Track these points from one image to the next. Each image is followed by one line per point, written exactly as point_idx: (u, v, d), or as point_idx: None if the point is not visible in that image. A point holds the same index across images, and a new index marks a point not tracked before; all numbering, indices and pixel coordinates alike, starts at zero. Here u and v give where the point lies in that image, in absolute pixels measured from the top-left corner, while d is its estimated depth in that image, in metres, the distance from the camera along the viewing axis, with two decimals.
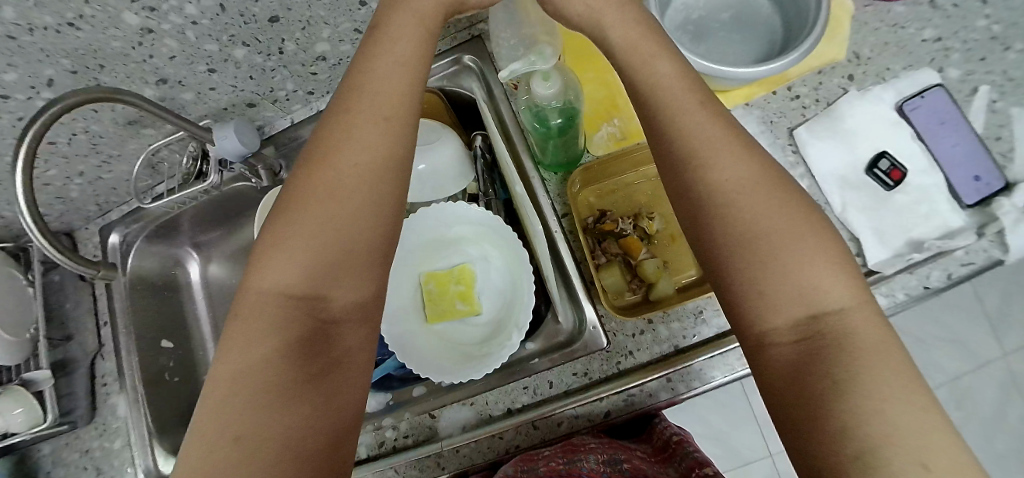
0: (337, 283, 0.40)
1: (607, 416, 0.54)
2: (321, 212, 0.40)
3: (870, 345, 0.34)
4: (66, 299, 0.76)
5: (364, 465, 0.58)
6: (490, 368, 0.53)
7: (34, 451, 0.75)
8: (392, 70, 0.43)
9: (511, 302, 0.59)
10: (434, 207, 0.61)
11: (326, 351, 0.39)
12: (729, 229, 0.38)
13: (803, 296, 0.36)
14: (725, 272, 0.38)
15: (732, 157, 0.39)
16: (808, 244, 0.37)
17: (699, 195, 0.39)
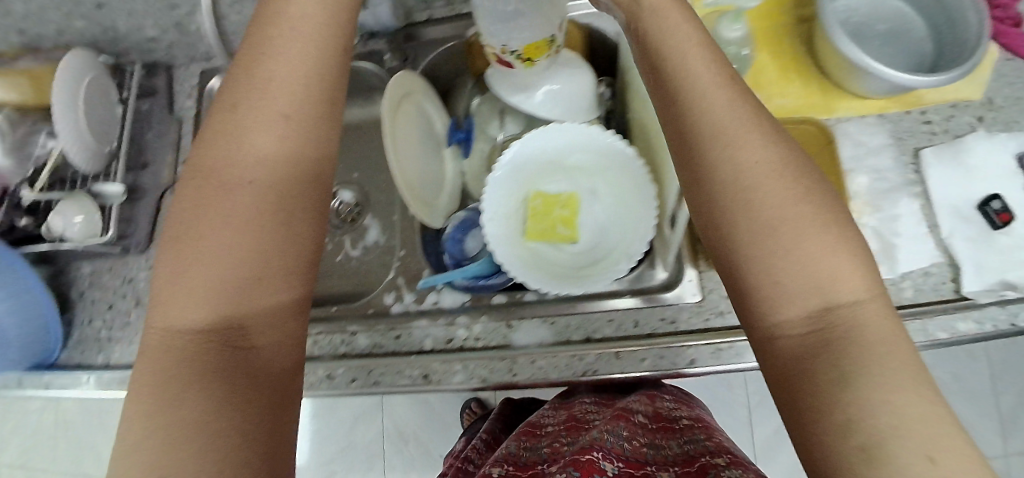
0: (248, 302, 0.34)
1: (692, 363, 0.54)
2: (223, 240, 0.34)
3: (881, 337, 0.30)
4: (149, 130, 0.73)
5: (429, 356, 0.58)
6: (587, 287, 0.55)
7: (74, 268, 0.73)
8: (286, 53, 0.37)
9: (613, 239, 0.60)
10: (554, 126, 0.60)
11: (240, 327, 0.34)
12: (752, 220, 0.33)
13: (820, 288, 0.32)
14: (739, 262, 0.34)
15: (736, 131, 0.34)
16: (828, 235, 0.33)
17: (720, 179, 0.34)
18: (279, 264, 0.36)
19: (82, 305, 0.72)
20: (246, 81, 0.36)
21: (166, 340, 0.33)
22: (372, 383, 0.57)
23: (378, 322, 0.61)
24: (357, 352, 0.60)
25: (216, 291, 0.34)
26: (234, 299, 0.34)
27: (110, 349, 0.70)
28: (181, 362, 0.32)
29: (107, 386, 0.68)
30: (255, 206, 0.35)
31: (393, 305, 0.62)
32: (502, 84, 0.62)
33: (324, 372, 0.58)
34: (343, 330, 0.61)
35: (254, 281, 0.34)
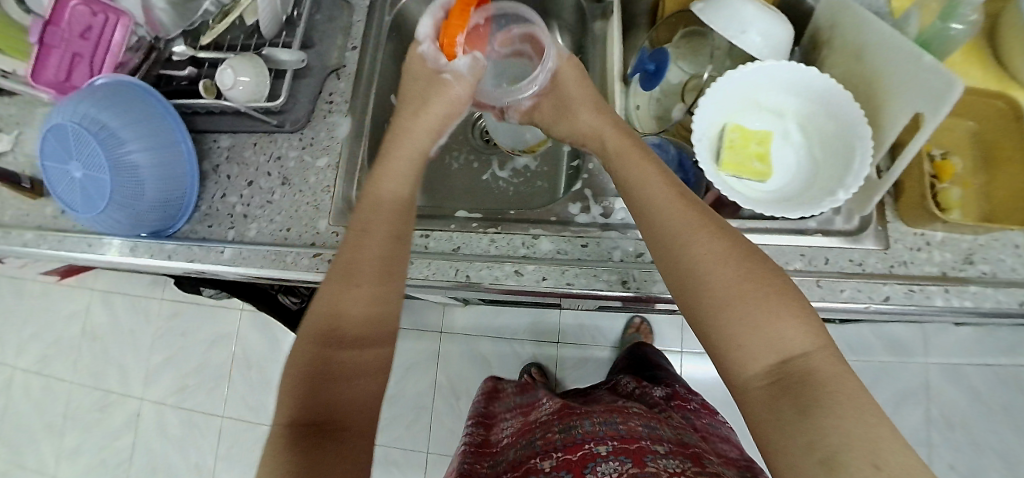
0: (347, 386, 0.43)
1: (886, 299, 0.57)
2: (358, 291, 0.46)
3: (829, 378, 0.39)
4: (320, 10, 0.71)
5: (623, 265, 0.57)
6: (806, 213, 0.56)
7: (211, 141, 0.69)
8: (403, 171, 0.54)
9: (812, 178, 0.61)
10: (756, 64, 0.61)
11: (365, 356, 0.45)
12: (707, 293, 0.44)
13: (774, 346, 0.41)
14: (702, 324, 0.44)
15: (681, 219, 0.48)
16: (773, 303, 0.42)
17: (677, 262, 0.47)
18: (381, 305, 0.47)
19: (215, 180, 0.67)
20: (401, 159, 0.56)
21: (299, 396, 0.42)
22: (564, 284, 0.56)
23: (564, 229, 0.60)
24: (540, 255, 0.59)
25: (350, 342, 0.45)
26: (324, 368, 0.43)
27: (245, 227, 0.65)
28: (306, 396, 0.42)
29: (240, 260, 0.61)
30: (357, 319, 0.45)
31: (578, 215, 0.61)
32: (716, 19, 0.64)
33: (512, 267, 0.57)
34: (525, 232, 0.60)
35: (356, 389, 0.44)
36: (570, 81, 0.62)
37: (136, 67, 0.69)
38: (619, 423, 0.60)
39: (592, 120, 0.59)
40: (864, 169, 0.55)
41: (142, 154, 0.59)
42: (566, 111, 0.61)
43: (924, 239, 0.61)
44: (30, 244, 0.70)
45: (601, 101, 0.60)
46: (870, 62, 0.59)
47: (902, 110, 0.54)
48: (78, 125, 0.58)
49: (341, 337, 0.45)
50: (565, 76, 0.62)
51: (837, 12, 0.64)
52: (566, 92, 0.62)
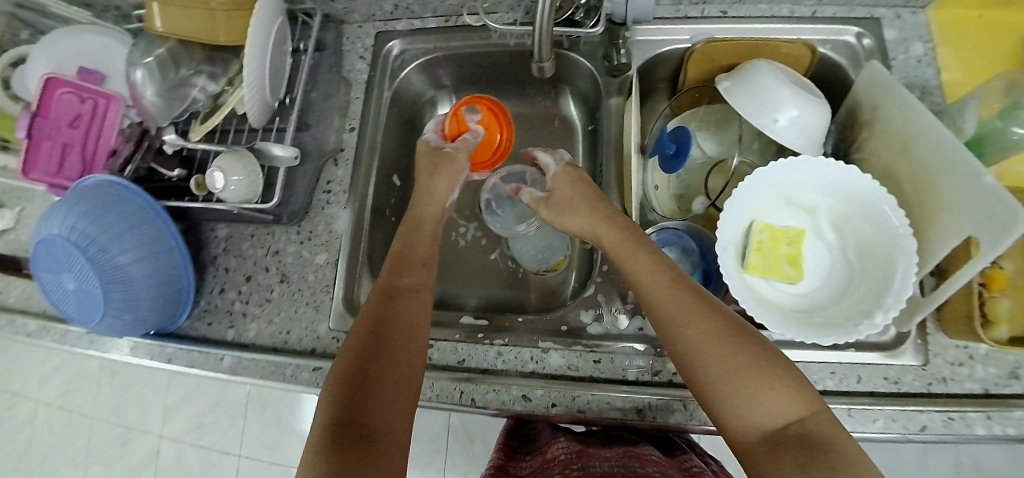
0: (377, 409, 0.44)
1: (923, 430, 0.53)
2: (410, 332, 0.51)
3: (828, 438, 0.40)
4: (316, 88, 0.67)
5: (638, 388, 0.53)
6: (841, 339, 0.50)
7: (207, 231, 0.66)
8: (431, 220, 0.62)
9: (845, 288, 0.56)
10: (789, 162, 0.57)
11: (405, 368, 0.48)
12: (704, 369, 0.45)
13: (769, 415, 0.42)
14: (703, 393, 0.45)
15: (670, 297, 0.48)
16: (762, 367, 0.44)
17: (673, 339, 0.47)
18: (422, 329, 0.52)
19: (213, 273, 0.65)
20: (413, 220, 0.61)
21: (343, 402, 0.44)
22: (575, 410, 0.53)
23: (575, 342, 0.56)
24: (550, 371, 0.56)
25: (396, 361, 0.48)
26: (368, 376, 0.46)
27: (244, 327, 0.63)
28: (352, 399, 0.44)
29: (238, 371, 0.60)
30: (405, 353, 0.49)
31: (591, 325, 0.58)
32: (747, 101, 0.58)
33: (520, 391, 0.54)
34: (534, 345, 0.57)
35: (391, 411, 0.45)
36: (563, 190, 0.61)
37: (128, 158, 0.66)
38: (636, 466, 0.53)
39: (581, 220, 0.58)
40: (906, 290, 0.50)
41: (134, 264, 0.57)
42: (566, 212, 0.59)
43: (966, 353, 0.56)
44: (36, 334, 0.69)
45: (595, 199, 0.59)
46: (916, 160, 0.54)
47: (952, 228, 0.49)
48: (68, 239, 0.56)
49: (388, 350, 0.48)
50: (560, 182, 0.62)
51: (880, 98, 0.58)
52: (561, 193, 0.61)
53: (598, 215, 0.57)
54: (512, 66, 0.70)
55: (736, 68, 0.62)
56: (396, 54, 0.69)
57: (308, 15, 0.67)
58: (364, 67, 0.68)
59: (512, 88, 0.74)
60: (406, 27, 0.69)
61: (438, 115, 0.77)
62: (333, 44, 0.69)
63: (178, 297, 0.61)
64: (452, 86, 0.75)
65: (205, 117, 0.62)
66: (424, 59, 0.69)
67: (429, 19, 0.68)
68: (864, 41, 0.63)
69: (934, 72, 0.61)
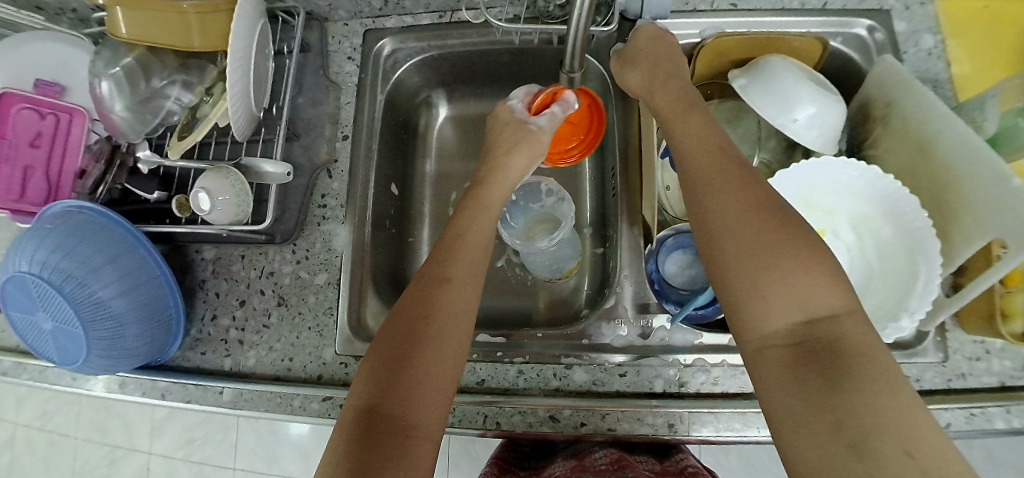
0: (411, 388, 0.41)
1: (947, 427, 0.54)
2: (458, 301, 0.45)
3: (864, 346, 0.35)
4: (303, 94, 0.62)
5: (667, 402, 0.52)
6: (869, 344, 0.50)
7: (193, 252, 0.61)
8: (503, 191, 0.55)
9: (866, 289, 0.56)
10: (809, 164, 0.56)
11: (447, 352, 0.43)
12: (736, 246, 0.40)
13: (801, 306, 0.37)
14: (726, 274, 0.40)
15: (718, 171, 0.44)
16: (804, 267, 0.38)
17: (708, 219, 0.43)
18: (466, 311, 0.46)
19: (203, 298, 0.61)
20: (480, 198, 0.53)
21: (374, 382, 0.41)
22: (605, 429, 0.52)
23: (598, 357, 0.55)
24: (574, 388, 0.54)
25: (430, 335, 0.43)
26: (406, 351, 0.42)
27: (243, 356, 0.59)
28: (385, 373, 0.42)
29: (242, 405, 0.56)
30: (448, 319, 0.44)
31: (613, 338, 0.56)
32: (763, 100, 0.56)
33: (546, 412, 0.53)
34: (557, 361, 0.55)
35: (422, 387, 0.41)
36: (643, 45, 0.56)
37: (99, 178, 0.60)
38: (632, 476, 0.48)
39: (666, 100, 0.52)
40: (931, 293, 0.49)
41: (116, 298, 0.52)
42: (630, 67, 0.56)
43: (984, 347, 0.56)
44: (10, 372, 0.64)
45: (683, 90, 0.52)
46: (936, 159, 0.53)
47: (975, 229, 0.49)
48: (40, 276, 0.51)
49: (428, 322, 0.44)
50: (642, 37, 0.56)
51: (896, 93, 0.56)
52: (637, 47, 0.56)
53: (688, 114, 0.50)
54: (512, 63, 0.66)
55: (747, 64, 0.59)
56: (387, 54, 0.63)
57: (288, 14, 0.61)
58: (353, 69, 0.63)
59: (511, 86, 0.70)
60: (397, 24, 0.63)
61: (434, 116, 0.73)
62: (318, 45, 0.63)
63: (167, 327, 0.56)
64: (447, 85, 0.70)
65: (182, 130, 0.57)
66: (419, 59, 0.64)
67: (422, 15, 0.63)
68: (876, 34, 0.61)
69: (945, 65, 0.60)
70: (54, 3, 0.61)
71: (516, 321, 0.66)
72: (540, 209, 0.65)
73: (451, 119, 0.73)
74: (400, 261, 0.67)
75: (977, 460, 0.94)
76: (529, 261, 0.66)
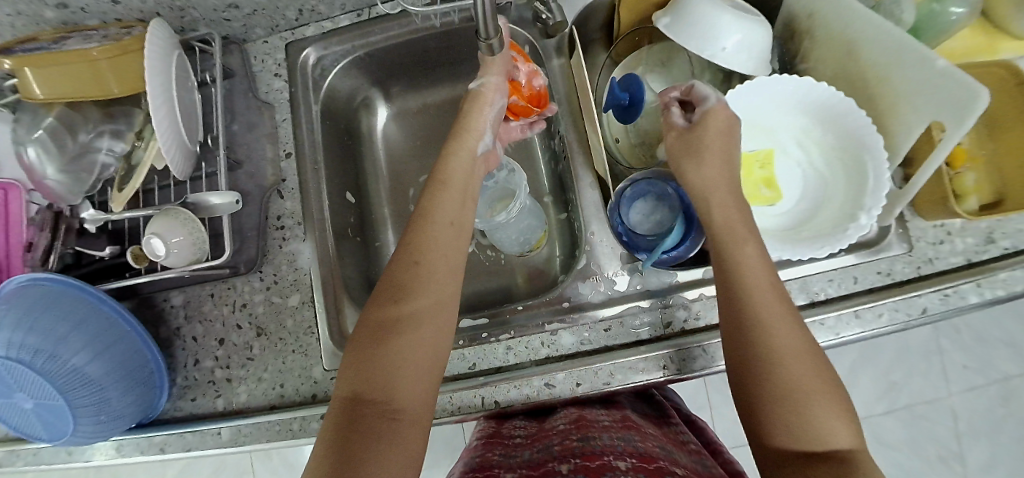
0: (394, 379, 0.43)
1: (924, 312, 0.55)
2: (432, 287, 0.47)
3: (878, 473, 0.37)
4: (236, 120, 0.61)
5: (655, 345, 0.53)
6: (834, 248, 0.51)
7: (161, 301, 0.61)
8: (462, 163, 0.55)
9: (824, 198, 0.57)
10: (745, 87, 0.57)
11: (422, 353, 0.44)
12: (770, 376, 0.41)
13: (819, 435, 0.39)
14: (754, 399, 0.41)
15: (760, 296, 0.43)
16: (829, 403, 0.39)
17: (745, 341, 0.42)
18: (443, 318, 0.46)
19: (181, 345, 0.60)
20: (440, 174, 0.54)
21: (357, 373, 0.43)
22: (601, 384, 0.52)
23: (580, 316, 0.55)
24: (564, 352, 0.54)
25: (405, 347, 0.44)
26: (382, 340, 0.44)
27: (233, 392, 0.58)
28: (365, 365, 0.43)
29: (242, 440, 0.56)
30: (427, 309, 0.46)
31: (591, 295, 0.56)
32: (688, 35, 0.56)
33: (541, 381, 0.53)
34: (542, 330, 0.55)
35: (402, 376, 0.43)
36: (710, 131, 0.50)
37: (48, 246, 0.59)
38: (636, 439, 0.50)
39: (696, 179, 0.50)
40: (882, 186, 0.51)
41: (90, 363, 0.52)
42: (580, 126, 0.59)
43: (944, 230, 0.58)
44: (3, 462, 0.62)
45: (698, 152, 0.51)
46: (864, 58, 0.54)
47: (914, 116, 0.50)
48: (8, 356, 0.50)
49: (405, 313, 0.45)
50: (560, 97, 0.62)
51: (814, 2, 0.57)
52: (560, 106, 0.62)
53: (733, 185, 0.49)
54: (440, 49, 0.66)
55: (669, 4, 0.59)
56: (314, 63, 0.62)
57: (204, 43, 0.60)
58: (282, 85, 0.63)
59: (445, 72, 0.70)
60: (318, 32, 0.63)
61: (376, 116, 0.72)
62: (242, 68, 0.62)
63: (150, 383, 0.55)
64: (380, 84, 0.70)
65: (121, 182, 0.56)
66: (347, 61, 0.64)
67: (340, 17, 0.62)
68: None
69: None
70: None
71: (496, 300, 0.66)
72: (498, 185, 0.65)
73: (393, 117, 0.73)
74: (371, 266, 0.67)
75: (965, 342, 0.99)
76: (496, 239, 0.66)
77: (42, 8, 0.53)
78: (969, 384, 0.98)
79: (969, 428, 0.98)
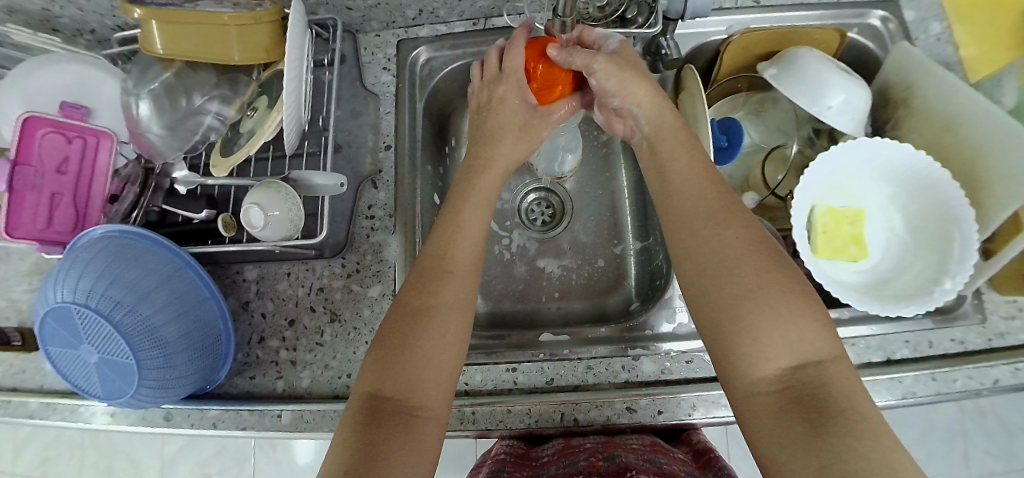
0: (414, 385, 0.42)
1: (996, 383, 0.55)
2: (466, 270, 0.47)
3: (844, 387, 0.38)
4: (341, 104, 0.61)
5: None
6: (923, 310, 0.52)
7: (234, 273, 0.59)
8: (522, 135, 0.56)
9: (908, 262, 0.58)
10: (846, 145, 0.57)
11: (443, 356, 0.43)
12: (729, 285, 0.43)
13: (792, 349, 0.40)
14: (722, 322, 0.42)
15: (703, 200, 0.47)
16: (794, 302, 0.41)
17: (705, 260, 0.44)
18: (459, 338, 0.44)
19: (247, 320, 0.58)
20: None
21: (379, 368, 0.42)
22: (683, 415, 0.52)
23: (663, 345, 0.55)
24: (643, 378, 0.54)
25: (427, 354, 0.43)
26: (405, 341, 0.43)
27: (296, 376, 0.56)
28: (384, 365, 0.42)
29: (303, 426, 0.54)
30: (450, 315, 0.44)
31: (675, 326, 0.56)
32: (797, 90, 0.58)
33: (623, 404, 0.52)
34: (624, 354, 0.54)
35: (412, 374, 0.42)
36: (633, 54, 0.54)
37: (134, 201, 0.57)
38: (662, 461, 0.47)
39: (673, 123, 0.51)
40: (971, 256, 0.52)
41: (168, 325, 0.49)
42: (632, 74, 0.51)
43: (1017, 306, 0.58)
44: (36, 415, 0.59)
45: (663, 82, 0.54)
46: (964, 134, 0.56)
47: (1010, 194, 0.52)
48: (83, 307, 0.47)
49: (425, 312, 0.44)
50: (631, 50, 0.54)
51: (916, 77, 0.60)
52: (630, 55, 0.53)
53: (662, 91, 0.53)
54: None
55: (775, 57, 0.62)
56: (423, 63, 0.64)
57: (323, 26, 0.60)
58: (390, 79, 0.63)
59: None
60: (431, 33, 0.64)
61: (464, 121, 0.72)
62: (353, 56, 0.63)
63: (216, 350, 0.54)
64: None
65: (223, 151, 0.55)
66: (455, 66, 0.65)
67: (456, 23, 0.64)
68: (890, 25, 0.65)
69: (953, 49, 0.64)
70: (71, 23, 0.58)
71: (566, 318, 0.65)
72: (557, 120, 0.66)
73: None
74: None
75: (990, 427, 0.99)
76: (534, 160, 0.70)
77: None
78: (988, 470, 0.98)
79: None
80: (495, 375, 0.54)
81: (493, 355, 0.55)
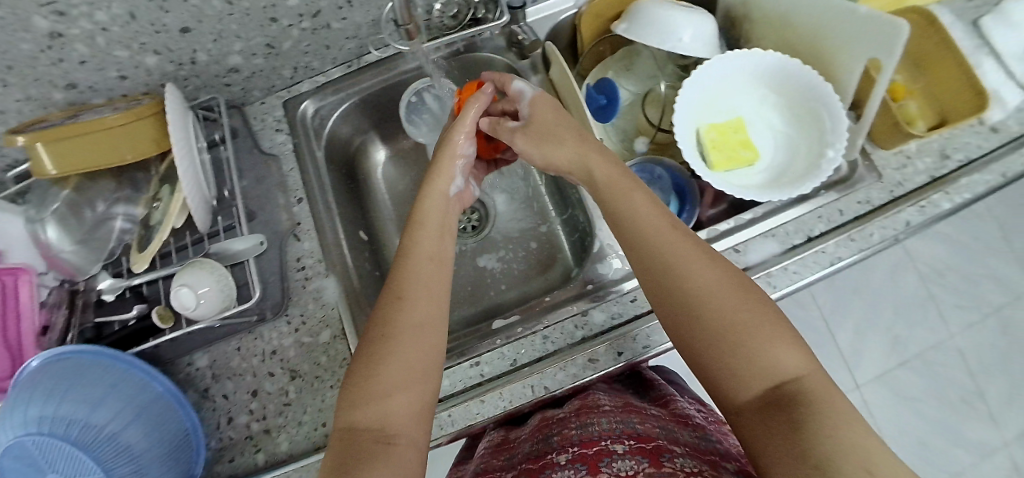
0: (390, 413, 0.41)
1: (908, 224, 0.59)
2: (429, 307, 0.46)
3: (826, 397, 0.37)
4: (245, 173, 0.64)
5: None
6: (816, 183, 0.56)
7: (185, 366, 0.58)
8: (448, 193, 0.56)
9: (797, 149, 0.62)
10: (701, 68, 0.63)
11: (411, 378, 0.43)
12: (698, 318, 0.42)
13: (768, 372, 0.39)
14: (697, 352, 0.42)
15: (659, 237, 0.46)
16: (766, 328, 0.40)
17: (671, 297, 0.44)
18: (428, 360, 0.44)
19: (211, 405, 0.57)
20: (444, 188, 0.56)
21: (349, 401, 0.42)
22: (643, 348, 0.54)
23: (608, 294, 0.57)
24: (598, 329, 0.56)
25: (397, 381, 0.42)
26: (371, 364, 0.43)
27: (273, 443, 0.54)
28: (355, 399, 0.42)
29: None
30: (418, 339, 0.44)
31: (611, 273, 0.58)
32: (647, 34, 0.64)
33: (585, 357, 0.54)
34: (572, 313, 0.56)
35: (385, 401, 0.41)
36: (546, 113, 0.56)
37: (65, 325, 0.57)
38: (636, 422, 0.48)
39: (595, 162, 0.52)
40: (841, 123, 0.58)
41: (129, 428, 0.49)
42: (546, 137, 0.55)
43: (904, 155, 0.62)
44: None
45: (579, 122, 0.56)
46: (799, 25, 0.62)
47: (853, 60, 0.57)
48: (40, 433, 0.47)
49: (394, 340, 0.44)
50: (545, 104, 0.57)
51: None
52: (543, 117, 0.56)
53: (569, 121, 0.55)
54: None
55: (620, 15, 0.68)
56: (312, 114, 0.67)
57: (209, 109, 0.64)
58: (285, 138, 0.66)
59: None
60: (312, 86, 0.68)
61: (371, 158, 0.75)
62: (245, 128, 0.66)
63: (187, 445, 0.52)
64: (375, 128, 0.74)
65: (140, 246, 0.58)
66: (344, 108, 0.68)
67: (332, 70, 0.68)
68: None
69: None
70: None
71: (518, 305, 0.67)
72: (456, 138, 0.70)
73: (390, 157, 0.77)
74: None
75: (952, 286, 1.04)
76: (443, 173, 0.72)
77: (52, 90, 0.54)
78: (965, 323, 1.03)
79: (977, 366, 1.01)
80: (461, 374, 0.55)
81: (455, 356, 0.56)
